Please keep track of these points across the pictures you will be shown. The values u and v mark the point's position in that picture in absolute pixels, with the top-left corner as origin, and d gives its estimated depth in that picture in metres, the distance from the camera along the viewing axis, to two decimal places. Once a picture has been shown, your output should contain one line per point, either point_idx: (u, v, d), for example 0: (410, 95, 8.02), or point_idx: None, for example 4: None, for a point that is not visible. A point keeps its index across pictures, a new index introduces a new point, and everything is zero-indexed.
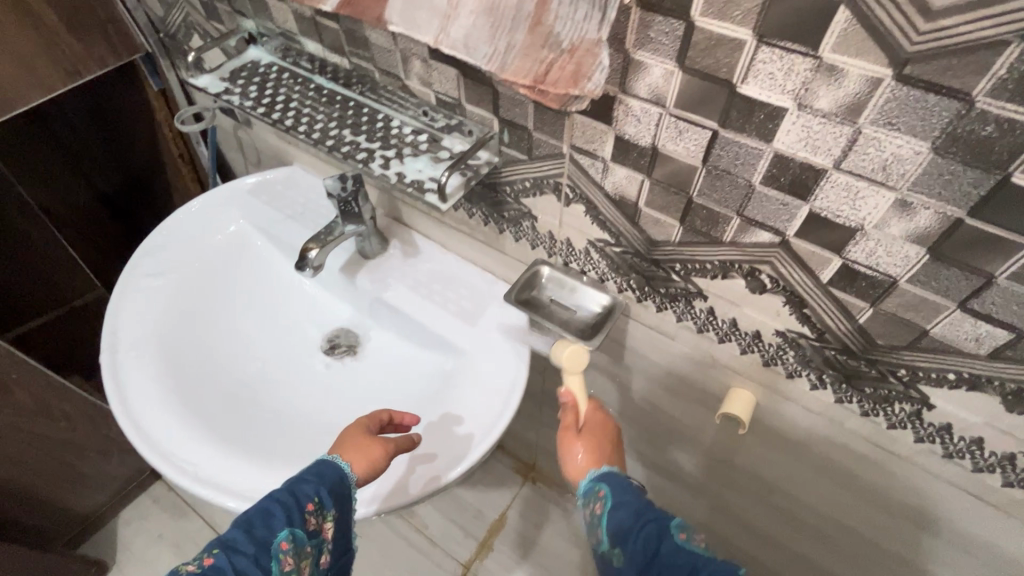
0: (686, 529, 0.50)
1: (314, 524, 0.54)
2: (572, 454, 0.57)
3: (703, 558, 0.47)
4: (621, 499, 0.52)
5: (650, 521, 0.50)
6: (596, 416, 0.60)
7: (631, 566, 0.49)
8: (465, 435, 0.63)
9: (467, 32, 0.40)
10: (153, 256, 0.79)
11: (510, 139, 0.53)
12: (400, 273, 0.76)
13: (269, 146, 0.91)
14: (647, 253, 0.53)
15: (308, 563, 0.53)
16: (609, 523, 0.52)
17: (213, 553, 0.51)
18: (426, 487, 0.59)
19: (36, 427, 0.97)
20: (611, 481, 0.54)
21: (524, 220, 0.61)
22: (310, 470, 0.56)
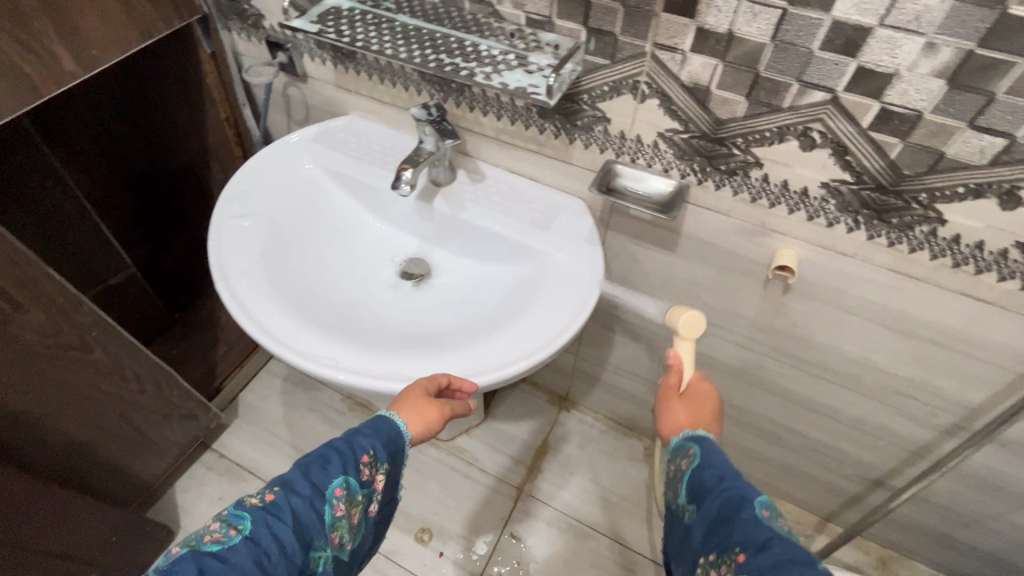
0: (769, 509, 0.52)
1: (367, 475, 0.61)
2: (667, 411, 0.65)
3: (775, 533, 0.49)
4: (711, 462, 0.57)
5: (731, 487, 0.53)
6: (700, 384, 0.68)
7: (703, 519, 0.53)
8: (561, 314, 0.73)
9: None
10: (238, 199, 0.85)
11: (595, 48, 0.64)
12: (472, 195, 0.86)
13: (322, 100, 0.97)
14: (712, 134, 0.65)
15: (357, 510, 0.60)
16: (691, 478, 0.57)
17: (273, 490, 0.56)
18: (538, 355, 0.69)
19: (110, 388, 1.00)
20: (703, 443, 0.59)
21: (597, 125, 0.72)
22: (370, 425, 0.63)
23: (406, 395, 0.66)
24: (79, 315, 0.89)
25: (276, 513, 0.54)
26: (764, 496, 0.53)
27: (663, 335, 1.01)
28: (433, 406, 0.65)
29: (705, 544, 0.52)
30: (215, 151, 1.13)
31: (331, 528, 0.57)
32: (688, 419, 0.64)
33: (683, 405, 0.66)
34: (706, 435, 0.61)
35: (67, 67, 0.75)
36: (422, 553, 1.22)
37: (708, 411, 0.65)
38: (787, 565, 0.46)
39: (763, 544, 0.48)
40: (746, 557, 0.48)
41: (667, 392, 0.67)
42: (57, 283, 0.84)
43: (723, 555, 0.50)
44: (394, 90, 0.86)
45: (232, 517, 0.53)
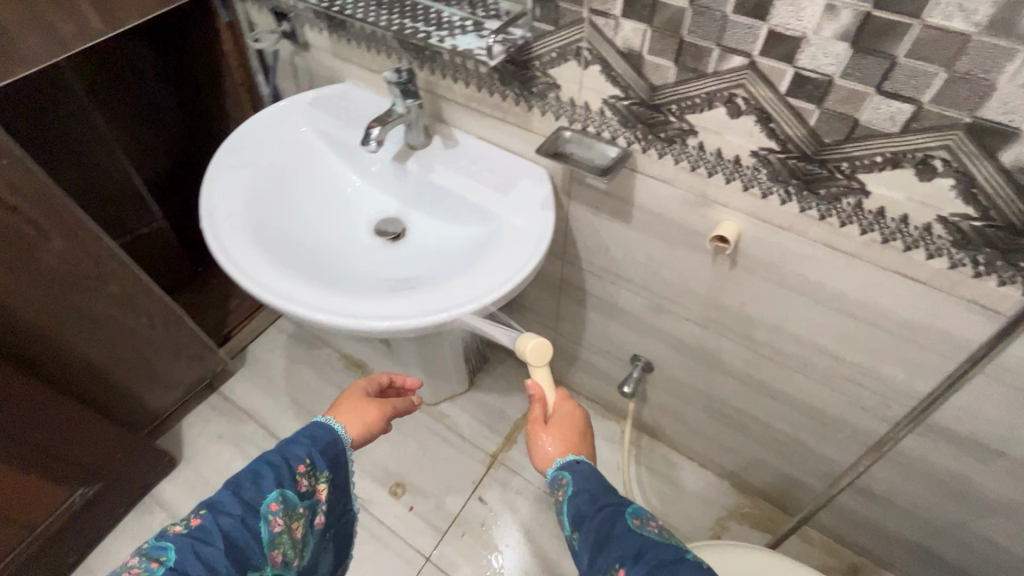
0: (641, 517, 0.61)
1: (305, 485, 0.66)
2: (541, 446, 0.70)
3: (648, 540, 0.58)
4: (582, 486, 0.64)
5: (605, 505, 0.62)
6: (563, 407, 0.72)
7: (586, 541, 0.61)
8: (504, 272, 0.77)
9: None
10: (235, 151, 0.94)
11: (541, 14, 0.68)
12: (443, 160, 0.91)
13: (322, 69, 1.05)
14: (649, 101, 0.67)
15: (296, 524, 0.64)
16: (570, 507, 0.64)
17: (199, 514, 0.59)
18: (474, 304, 0.73)
19: (122, 319, 1.12)
20: (573, 469, 0.67)
21: (550, 92, 0.76)
22: (307, 438, 0.69)
23: (344, 404, 0.75)
24: (98, 249, 1.01)
25: (204, 538, 0.57)
26: (636, 507, 0.63)
27: (628, 310, 1.03)
28: (372, 407, 0.75)
29: (592, 567, 0.59)
30: (234, 114, 1.24)
31: (270, 545, 0.61)
32: (559, 447, 0.69)
33: (554, 433, 0.70)
34: (577, 458, 0.68)
35: (94, 25, 0.86)
36: (394, 505, 1.28)
37: (577, 430, 0.71)
38: (659, 564, 0.55)
39: (639, 552, 0.57)
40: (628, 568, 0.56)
41: (535, 427, 0.71)
42: (78, 218, 0.96)
43: (608, 573, 0.57)
44: (380, 58, 0.93)
45: (155, 550, 0.56)
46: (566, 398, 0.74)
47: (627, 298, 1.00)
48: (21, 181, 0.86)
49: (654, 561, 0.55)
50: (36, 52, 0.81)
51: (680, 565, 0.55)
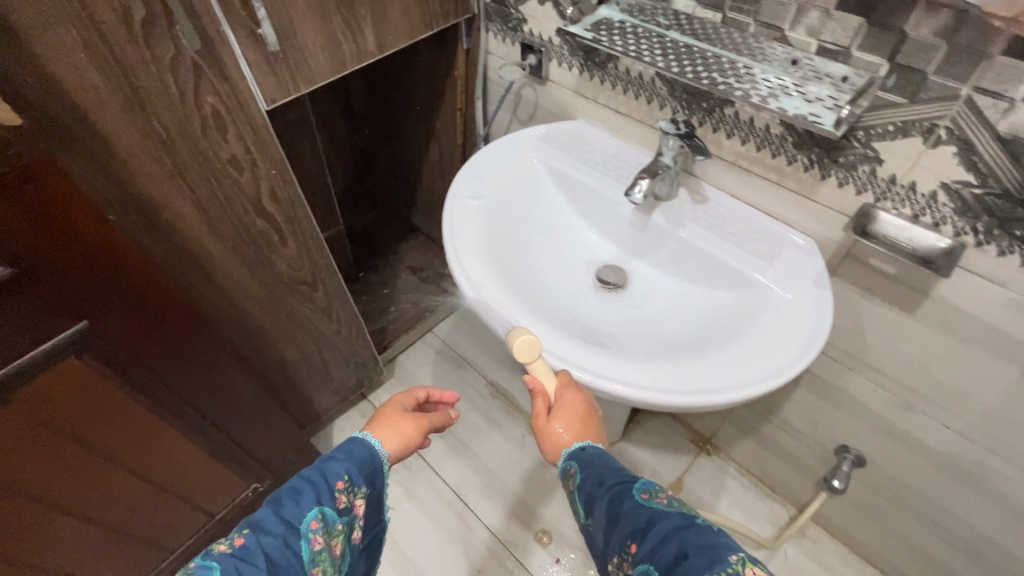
0: (648, 490, 0.56)
1: (343, 502, 0.64)
2: (553, 437, 0.65)
3: (657, 514, 0.53)
4: (589, 472, 0.60)
5: (611, 486, 0.57)
6: (563, 392, 0.67)
7: (599, 526, 0.57)
8: (783, 350, 0.69)
9: None
10: (472, 181, 0.93)
11: (894, 84, 0.60)
12: (693, 215, 0.85)
13: (554, 103, 1.03)
14: (1018, 194, 0.58)
15: (334, 541, 0.63)
16: (581, 495, 0.60)
17: (242, 534, 0.57)
18: (760, 386, 0.66)
19: (318, 324, 1.14)
20: (579, 457, 0.62)
21: (863, 165, 0.68)
22: (344, 456, 0.67)
23: (382, 419, 0.73)
24: (319, 257, 1.04)
25: (248, 557, 0.55)
26: (642, 481, 0.58)
27: (858, 400, 0.92)
28: (408, 421, 0.74)
29: (610, 548, 0.55)
30: (441, 135, 1.25)
31: (311, 562, 0.59)
32: (570, 434, 0.65)
33: (562, 423, 0.66)
34: (580, 446, 0.64)
35: (369, 47, 0.88)
36: (537, 552, 1.23)
37: (584, 418, 0.66)
38: (668, 536, 0.50)
39: (647, 524, 0.52)
40: (638, 542, 0.52)
41: (540, 421, 0.66)
42: (312, 227, 0.99)
43: (622, 553, 0.53)
44: (635, 102, 0.89)
45: (201, 570, 0.53)
46: (566, 384, 0.68)
47: (865, 387, 0.90)
48: (280, 192, 0.89)
49: (661, 535, 0.51)
50: (321, 69, 0.84)
51: (687, 534, 0.50)
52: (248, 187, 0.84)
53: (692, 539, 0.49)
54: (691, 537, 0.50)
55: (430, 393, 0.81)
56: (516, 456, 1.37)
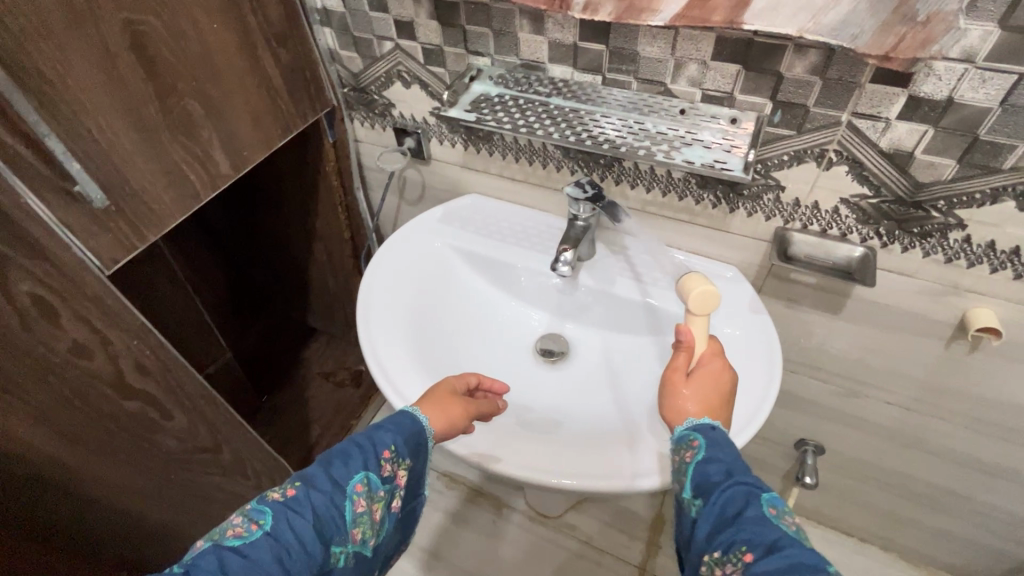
0: (777, 507, 0.47)
1: (388, 471, 0.58)
2: (677, 399, 0.58)
3: (788, 535, 0.44)
4: (717, 454, 0.51)
5: (741, 482, 0.49)
6: (713, 362, 0.60)
7: (708, 518, 0.48)
8: (749, 388, 0.68)
9: (842, 18, 0.49)
10: (381, 288, 0.83)
11: (781, 119, 0.62)
12: (619, 268, 0.83)
13: (443, 180, 0.97)
14: (909, 198, 0.63)
15: (378, 507, 0.57)
16: (695, 473, 0.51)
17: (294, 485, 0.53)
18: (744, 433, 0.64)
19: (232, 487, 0.95)
20: (708, 434, 0.54)
21: (767, 194, 0.70)
22: (390, 423, 0.60)
23: (432, 395, 0.64)
24: (216, 417, 0.86)
25: (297, 508, 0.51)
26: (770, 493, 0.49)
27: (808, 397, 0.96)
28: (456, 404, 0.64)
29: (709, 543, 0.47)
30: (323, 233, 1.13)
31: (352, 524, 0.54)
32: (697, 408, 0.57)
33: (695, 390, 0.58)
34: (711, 424, 0.55)
35: (222, 169, 0.76)
36: None
37: (721, 393, 0.59)
38: (801, 566, 0.41)
39: (776, 544, 0.43)
40: (756, 556, 0.43)
41: (675, 377, 0.59)
42: (201, 386, 0.81)
43: (730, 555, 0.44)
44: (530, 167, 0.85)
45: (255, 512, 0.50)
46: (717, 354, 0.62)
47: (811, 384, 0.93)
48: (149, 361, 0.72)
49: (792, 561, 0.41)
50: (168, 208, 0.70)
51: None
52: (105, 371, 0.67)
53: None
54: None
55: (479, 381, 0.71)
56: (494, 546, 1.26)
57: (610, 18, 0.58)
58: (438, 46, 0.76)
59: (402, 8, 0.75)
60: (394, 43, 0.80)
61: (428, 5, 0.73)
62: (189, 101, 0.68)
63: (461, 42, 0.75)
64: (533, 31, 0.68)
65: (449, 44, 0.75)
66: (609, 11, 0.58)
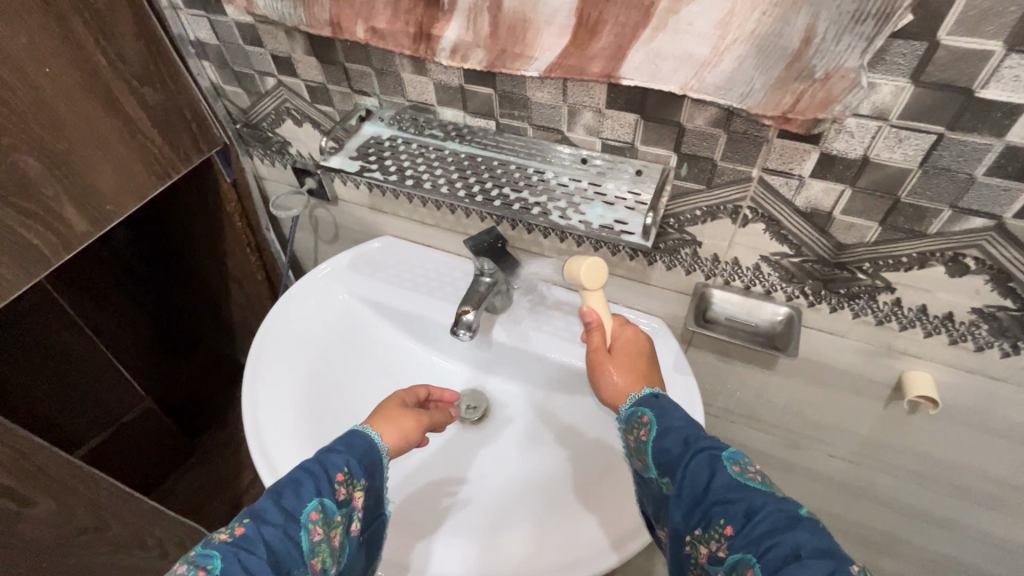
0: (740, 462, 0.44)
1: (344, 494, 0.50)
2: (606, 377, 0.54)
3: (759, 493, 0.41)
4: (669, 424, 0.47)
5: (701, 448, 0.45)
6: (624, 332, 0.57)
7: (680, 497, 0.44)
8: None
9: (728, 75, 0.43)
10: (276, 354, 0.75)
11: (688, 172, 0.55)
12: (536, 321, 0.76)
13: (354, 221, 0.89)
14: (833, 258, 0.56)
15: (337, 533, 0.49)
16: (654, 449, 0.47)
17: (243, 522, 0.46)
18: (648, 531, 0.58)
19: (128, 562, 0.86)
20: (653, 404, 0.50)
21: (683, 248, 0.63)
22: (338, 443, 0.53)
23: (380, 412, 0.58)
24: (97, 494, 0.78)
25: (247, 547, 0.44)
26: (729, 448, 0.45)
27: (750, 447, 0.89)
28: (408, 415, 0.59)
29: (687, 520, 0.43)
30: (236, 273, 1.04)
31: (310, 556, 0.46)
32: (630, 378, 0.53)
33: (619, 363, 0.55)
34: (654, 392, 0.51)
35: (78, 228, 0.67)
36: None
37: (644, 355, 0.56)
38: (780, 524, 0.39)
39: (749, 510, 0.40)
40: (738, 527, 0.40)
41: (597, 356, 0.55)
42: (69, 464, 0.73)
43: (709, 530, 0.42)
44: (439, 212, 0.78)
45: (201, 557, 0.43)
46: (624, 324, 0.59)
47: (752, 435, 0.86)
48: None
49: (772, 523, 0.39)
50: (6, 280, 0.62)
51: (802, 533, 0.38)
52: None
53: (808, 538, 0.38)
54: (802, 532, 0.38)
55: (430, 392, 0.67)
56: None
57: (482, 66, 0.51)
58: (321, 84, 0.68)
59: (276, 43, 0.67)
60: (276, 79, 0.72)
61: (302, 40, 0.64)
62: (24, 159, 0.60)
63: (344, 80, 0.66)
64: (416, 71, 0.60)
65: (333, 82, 0.67)
66: (481, 58, 0.51)
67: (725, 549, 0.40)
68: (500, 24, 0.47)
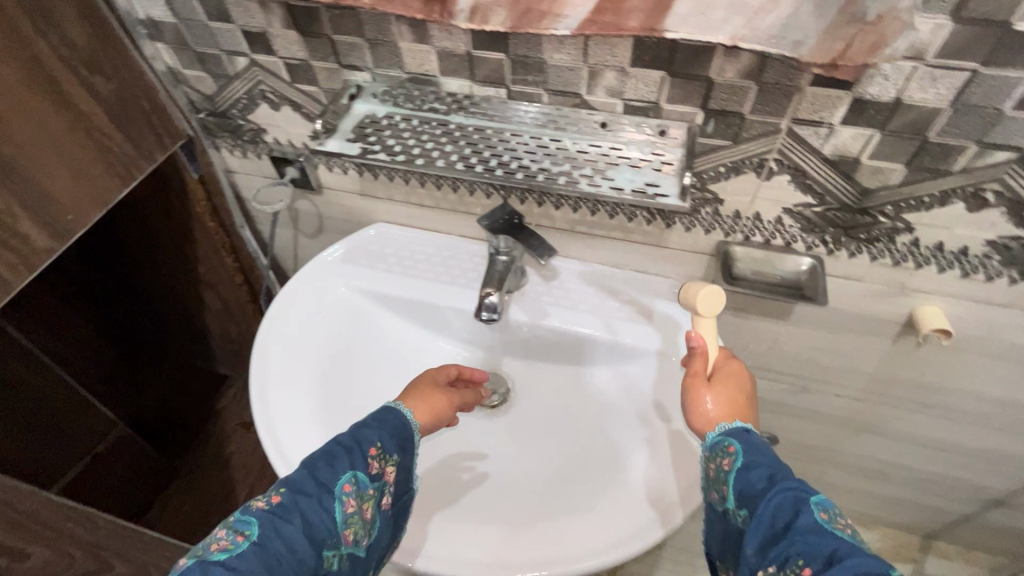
0: (829, 511, 0.41)
1: (377, 469, 0.50)
2: (700, 403, 0.51)
3: (847, 543, 0.38)
4: (756, 459, 0.45)
5: (785, 487, 0.42)
6: (731, 365, 0.54)
7: (757, 532, 0.41)
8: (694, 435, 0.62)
9: (786, 21, 0.42)
10: (281, 360, 0.70)
11: (714, 129, 0.54)
12: (552, 297, 0.74)
13: (340, 210, 0.83)
14: (856, 204, 0.57)
15: (370, 506, 0.49)
16: (737, 480, 0.45)
17: (280, 491, 0.46)
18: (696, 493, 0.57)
19: None
20: (744, 438, 0.47)
21: (705, 207, 0.62)
22: (373, 419, 0.53)
23: (412, 390, 0.58)
24: (94, 534, 0.70)
25: (282, 514, 0.44)
26: (817, 494, 0.42)
27: (759, 397, 0.92)
28: (440, 395, 0.59)
29: (760, 557, 0.40)
30: (208, 279, 0.96)
31: (342, 525, 0.46)
32: (724, 411, 0.50)
33: (719, 395, 0.51)
34: (745, 426, 0.49)
35: (38, 243, 0.59)
36: None
37: (746, 396, 0.52)
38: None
39: (835, 555, 0.37)
40: (817, 570, 0.37)
41: (697, 381, 0.52)
42: (61, 507, 0.66)
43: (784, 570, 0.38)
44: (439, 192, 0.74)
45: (239, 522, 0.44)
46: (728, 357, 0.55)
47: (762, 385, 0.89)
48: None
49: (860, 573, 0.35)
50: None
51: None
52: None
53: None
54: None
55: (461, 371, 0.65)
56: None
57: (505, 26, 0.47)
58: (304, 61, 0.62)
59: (248, 17, 0.60)
60: (248, 58, 0.64)
61: (281, 11, 0.58)
62: None
63: (330, 55, 0.60)
64: (416, 39, 0.56)
65: (318, 57, 0.61)
66: (502, 19, 0.47)
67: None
68: None
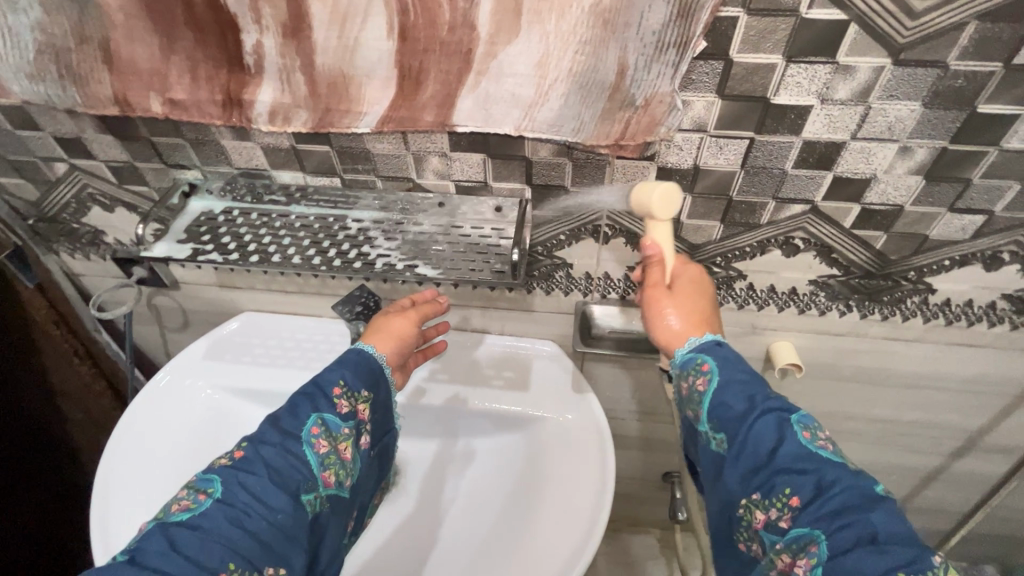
0: (810, 428, 0.42)
1: (347, 408, 0.51)
2: (662, 318, 0.50)
3: (832, 469, 0.39)
4: (731, 372, 0.45)
5: (768, 408, 0.43)
6: (689, 269, 0.53)
7: (739, 454, 0.42)
8: (590, 435, 0.66)
9: (557, 112, 0.44)
10: (128, 491, 0.64)
11: (544, 202, 0.55)
12: (427, 371, 0.72)
13: (203, 304, 0.79)
14: (690, 258, 0.60)
15: (347, 446, 0.50)
16: (713, 397, 0.45)
17: (242, 447, 0.47)
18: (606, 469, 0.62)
19: None
20: (716, 352, 0.47)
21: (557, 272, 0.63)
22: (343, 363, 0.53)
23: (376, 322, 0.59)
24: None
25: (248, 468, 0.46)
26: (797, 413, 0.44)
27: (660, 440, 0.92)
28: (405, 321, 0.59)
29: (745, 485, 0.42)
30: (63, 393, 0.87)
31: (320, 468, 0.48)
32: (689, 325, 0.50)
33: (680, 306, 0.51)
34: (715, 340, 0.49)
35: None
36: None
37: (707, 299, 0.52)
38: (855, 504, 0.37)
39: (820, 483, 0.38)
40: (805, 500, 0.38)
41: (657, 293, 0.51)
42: None
43: (772, 497, 0.40)
44: (300, 277, 0.71)
45: (201, 482, 0.45)
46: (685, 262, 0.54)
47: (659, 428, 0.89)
48: None
49: (846, 502, 0.37)
50: None
51: (878, 514, 0.36)
52: None
53: (884, 522, 0.36)
54: (877, 514, 0.36)
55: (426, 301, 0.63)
56: None
57: (307, 127, 0.47)
58: (128, 162, 0.59)
59: (58, 124, 0.56)
60: (67, 164, 0.61)
61: (90, 118, 0.55)
62: None
63: (154, 155, 0.58)
64: (237, 138, 0.54)
65: (142, 158, 0.58)
66: (305, 119, 0.47)
67: (790, 521, 0.38)
68: (318, 82, 0.44)
